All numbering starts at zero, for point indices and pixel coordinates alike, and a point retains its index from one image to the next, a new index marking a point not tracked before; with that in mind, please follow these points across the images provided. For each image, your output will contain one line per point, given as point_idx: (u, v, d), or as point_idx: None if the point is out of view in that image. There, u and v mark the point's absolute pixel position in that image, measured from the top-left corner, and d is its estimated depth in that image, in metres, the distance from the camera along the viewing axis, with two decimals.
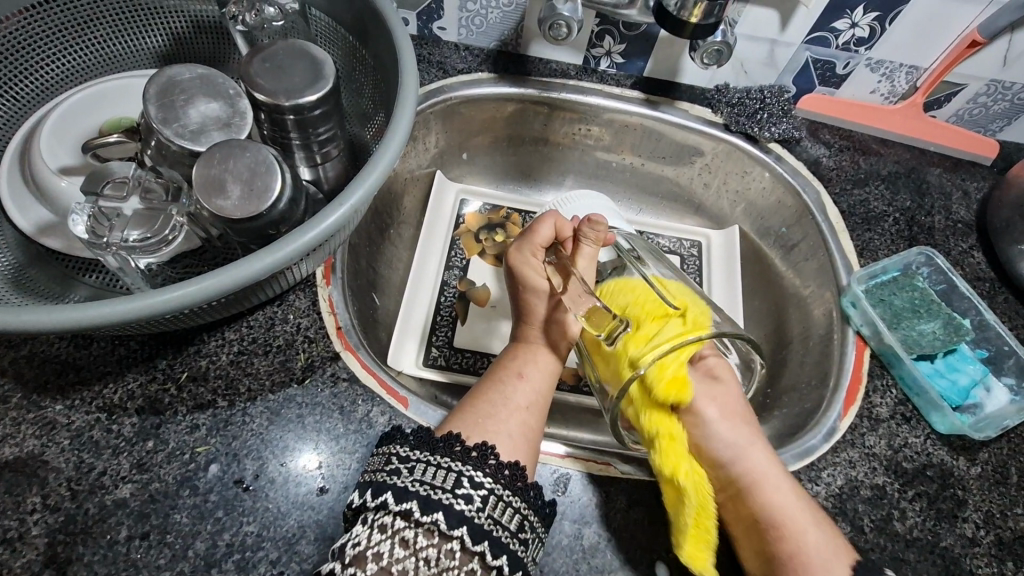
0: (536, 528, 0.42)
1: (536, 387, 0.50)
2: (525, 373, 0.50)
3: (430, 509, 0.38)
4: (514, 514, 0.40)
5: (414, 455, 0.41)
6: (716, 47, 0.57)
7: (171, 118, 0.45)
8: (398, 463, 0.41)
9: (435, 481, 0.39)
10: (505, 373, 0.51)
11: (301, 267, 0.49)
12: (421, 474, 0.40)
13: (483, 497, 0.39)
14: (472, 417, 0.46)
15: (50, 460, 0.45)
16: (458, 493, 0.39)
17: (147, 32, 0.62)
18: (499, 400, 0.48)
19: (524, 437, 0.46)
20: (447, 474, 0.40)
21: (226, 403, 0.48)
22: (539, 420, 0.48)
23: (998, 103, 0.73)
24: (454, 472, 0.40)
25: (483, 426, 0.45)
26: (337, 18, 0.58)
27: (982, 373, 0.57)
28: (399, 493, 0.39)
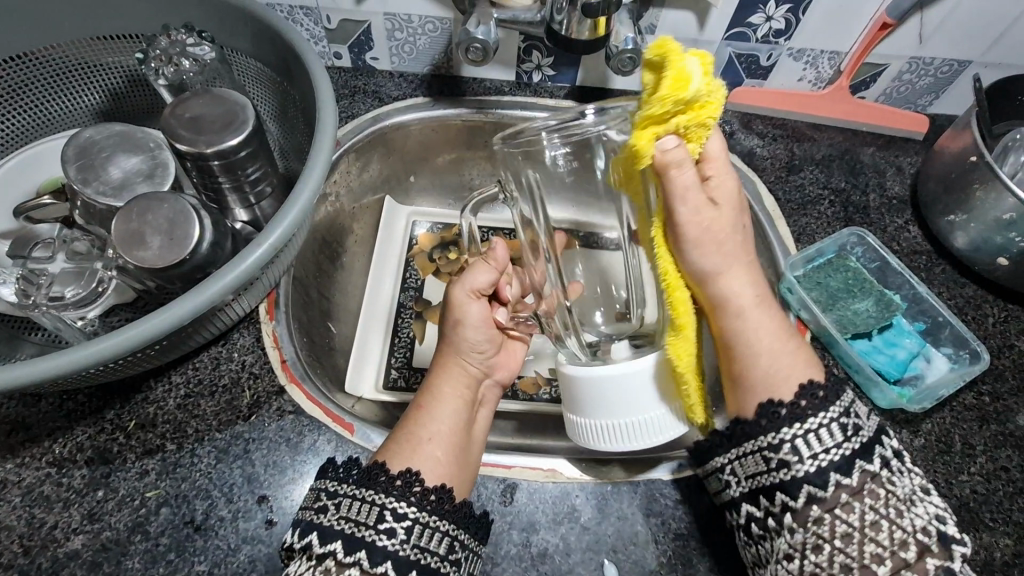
0: (469, 545, 0.43)
1: (453, 415, 0.49)
2: (432, 407, 0.49)
3: (354, 548, 0.39)
4: (442, 538, 0.41)
5: (342, 489, 0.42)
6: (629, 53, 0.58)
7: (92, 177, 0.47)
8: (326, 499, 0.42)
9: (359, 517, 0.40)
10: (421, 400, 0.50)
11: (237, 305, 0.51)
12: (346, 510, 0.41)
13: (406, 529, 0.41)
14: (397, 443, 0.46)
15: (3, 519, 0.46)
16: (380, 528, 0.40)
17: (82, 91, 0.63)
18: (413, 435, 0.46)
19: (450, 467, 0.45)
20: (370, 508, 0.41)
21: (174, 446, 0.49)
22: (460, 446, 0.47)
23: (922, 79, 0.75)
24: (376, 506, 0.41)
25: (406, 452, 0.45)
26: (263, 61, 0.60)
27: (919, 345, 0.58)
28: (323, 533, 0.40)
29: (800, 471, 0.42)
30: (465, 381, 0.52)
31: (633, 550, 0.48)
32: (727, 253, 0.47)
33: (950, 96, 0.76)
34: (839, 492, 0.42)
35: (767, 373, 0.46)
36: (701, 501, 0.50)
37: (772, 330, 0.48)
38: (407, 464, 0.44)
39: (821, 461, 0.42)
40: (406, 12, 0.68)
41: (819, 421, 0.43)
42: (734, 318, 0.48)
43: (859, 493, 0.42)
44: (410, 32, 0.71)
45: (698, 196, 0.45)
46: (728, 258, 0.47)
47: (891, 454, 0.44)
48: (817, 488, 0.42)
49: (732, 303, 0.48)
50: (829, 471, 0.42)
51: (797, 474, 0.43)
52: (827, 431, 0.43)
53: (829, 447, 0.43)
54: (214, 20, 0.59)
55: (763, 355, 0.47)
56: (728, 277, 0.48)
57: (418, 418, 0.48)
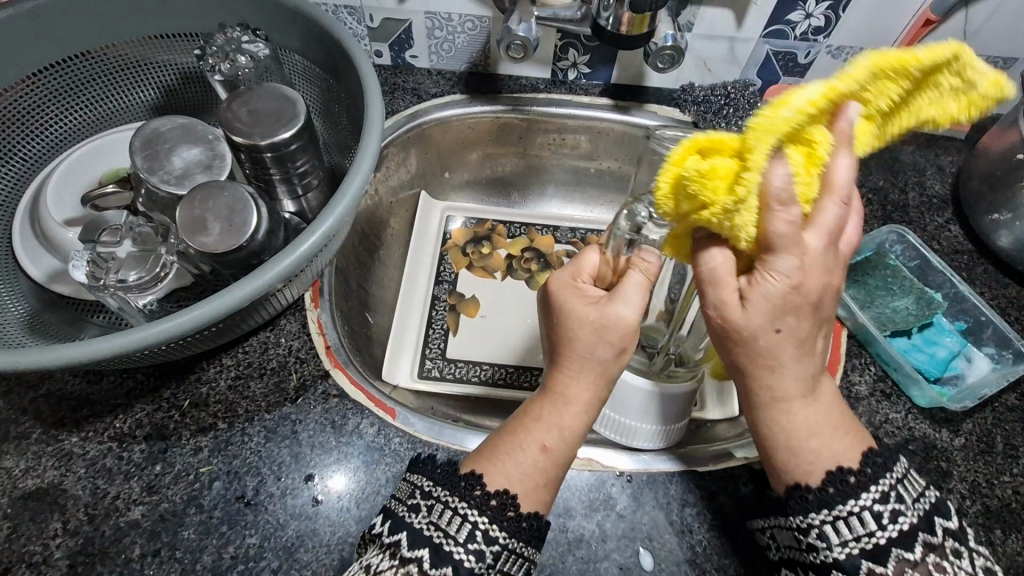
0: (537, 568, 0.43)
1: (585, 421, 0.44)
2: (544, 432, 0.43)
3: (439, 561, 0.38)
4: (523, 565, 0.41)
5: (437, 494, 0.41)
6: (669, 50, 0.59)
7: (157, 166, 0.50)
8: (419, 499, 0.41)
9: (449, 529, 0.40)
10: (521, 425, 0.44)
11: (287, 290, 0.53)
12: (436, 517, 0.40)
13: (494, 553, 0.40)
14: (490, 462, 0.43)
15: (69, 488, 0.48)
16: (470, 548, 0.39)
17: (139, 88, 0.67)
18: (535, 462, 0.43)
19: (555, 498, 0.44)
20: (461, 524, 0.40)
21: (226, 425, 0.52)
22: (567, 471, 0.45)
23: None
24: (468, 523, 0.40)
25: (503, 475, 0.42)
26: (311, 58, 0.62)
27: (960, 344, 0.58)
28: (412, 536, 0.39)
29: None
30: (595, 376, 0.43)
31: (668, 539, 0.50)
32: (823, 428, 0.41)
33: None
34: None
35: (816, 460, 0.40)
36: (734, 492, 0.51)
37: (823, 419, 0.41)
38: (501, 485, 0.42)
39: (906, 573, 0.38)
40: (446, 11, 0.70)
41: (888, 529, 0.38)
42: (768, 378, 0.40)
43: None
44: (450, 30, 0.72)
45: (717, 290, 0.38)
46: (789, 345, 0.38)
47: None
48: None
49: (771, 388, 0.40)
50: None
51: None
52: (901, 489, 0.39)
53: None
54: (266, 19, 0.61)
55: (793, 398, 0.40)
56: (774, 372, 0.40)
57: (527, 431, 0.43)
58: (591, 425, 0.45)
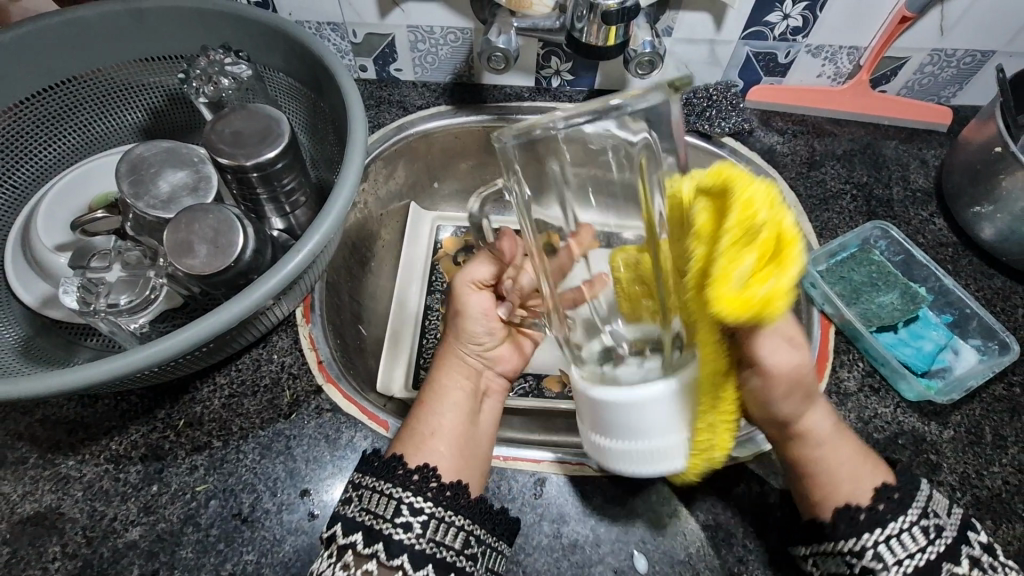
0: (487, 541, 0.46)
1: (460, 393, 0.54)
2: (439, 404, 0.52)
3: (371, 541, 0.42)
4: (459, 533, 0.44)
5: (364, 482, 0.45)
6: (648, 57, 0.60)
7: (144, 191, 0.51)
8: (351, 490, 0.45)
9: (379, 511, 0.43)
10: (425, 404, 0.53)
11: (278, 308, 0.54)
12: (366, 503, 0.44)
13: (422, 523, 0.43)
14: (414, 441, 0.49)
15: (67, 511, 0.49)
16: (397, 522, 0.43)
17: (126, 111, 0.68)
18: (424, 423, 0.51)
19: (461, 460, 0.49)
20: (390, 503, 0.44)
21: (220, 443, 0.52)
22: (467, 440, 0.51)
23: (945, 71, 0.74)
24: (395, 500, 0.44)
25: (424, 447, 0.49)
26: (295, 77, 0.63)
27: (946, 337, 0.58)
28: (346, 524, 0.44)
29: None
30: (467, 372, 0.56)
31: (662, 542, 0.50)
32: (829, 462, 0.46)
33: (975, 87, 0.76)
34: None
35: (854, 489, 0.45)
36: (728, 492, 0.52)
37: (847, 447, 0.47)
38: (421, 459, 0.48)
39: (906, 568, 0.42)
40: (428, 24, 0.71)
41: (899, 526, 0.43)
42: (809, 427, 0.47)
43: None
44: (432, 43, 0.73)
45: (748, 354, 0.42)
46: (799, 404, 0.45)
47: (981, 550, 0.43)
48: None
49: (807, 427, 0.47)
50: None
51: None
52: (902, 538, 0.42)
53: (901, 562, 0.42)
54: (249, 40, 0.62)
55: (828, 437, 0.47)
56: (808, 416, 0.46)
57: (427, 407, 0.52)
58: (472, 404, 0.54)
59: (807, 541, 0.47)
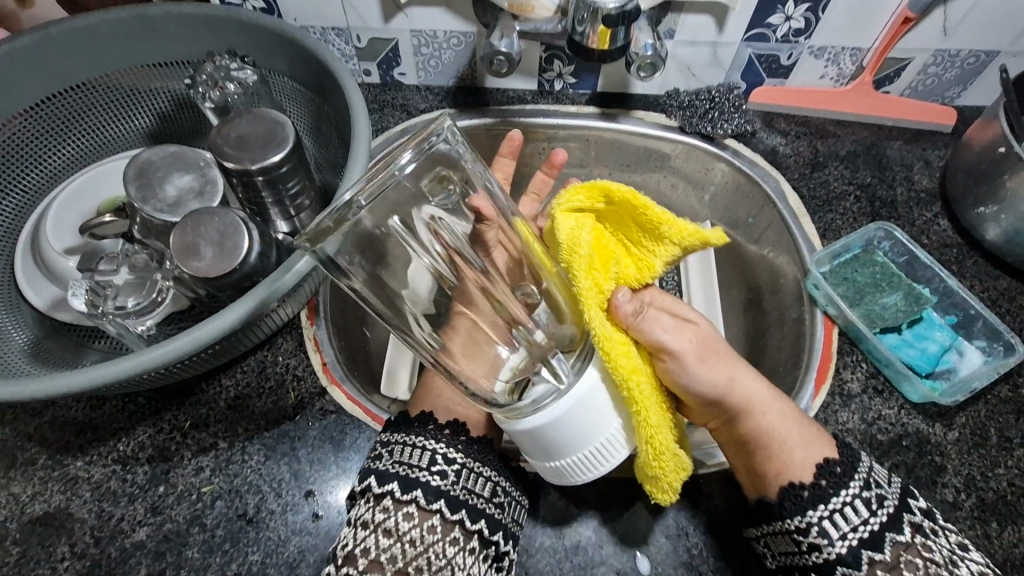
0: (510, 493, 0.50)
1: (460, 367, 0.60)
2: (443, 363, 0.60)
3: (409, 487, 0.46)
4: (486, 483, 0.49)
5: (394, 438, 0.49)
6: (650, 59, 0.60)
7: (151, 196, 0.51)
8: (381, 448, 0.49)
9: (411, 461, 0.47)
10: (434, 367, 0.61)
11: (282, 310, 0.54)
12: (399, 455, 0.48)
13: (455, 472, 0.48)
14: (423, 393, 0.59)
15: (75, 511, 0.50)
16: (433, 470, 0.47)
17: (134, 115, 0.68)
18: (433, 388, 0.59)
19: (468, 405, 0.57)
20: (421, 453, 0.48)
21: (226, 444, 0.53)
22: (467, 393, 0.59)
23: (948, 71, 0.74)
24: (427, 451, 0.48)
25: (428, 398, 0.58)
26: (299, 80, 0.64)
27: (951, 338, 0.58)
28: (381, 476, 0.47)
29: (832, 554, 0.45)
30: None
31: None
32: (798, 437, 0.50)
33: (979, 87, 0.75)
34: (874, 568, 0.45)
35: (797, 463, 0.49)
36: None
37: (798, 429, 0.50)
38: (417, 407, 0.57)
39: (851, 540, 0.45)
40: (431, 28, 0.72)
41: (842, 500, 0.46)
42: (761, 416, 0.51)
43: (898, 568, 0.44)
44: (435, 47, 0.74)
45: (668, 333, 0.49)
46: (722, 371, 0.51)
47: (921, 517, 0.46)
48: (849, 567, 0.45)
49: (755, 409, 0.51)
50: (862, 549, 0.44)
51: (832, 555, 0.45)
52: (846, 512, 0.45)
53: (854, 528, 0.45)
54: (254, 44, 0.63)
55: (788, 448, 0.49)
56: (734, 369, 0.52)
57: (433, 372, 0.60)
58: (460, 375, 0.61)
59: (756, 523, 0.49)
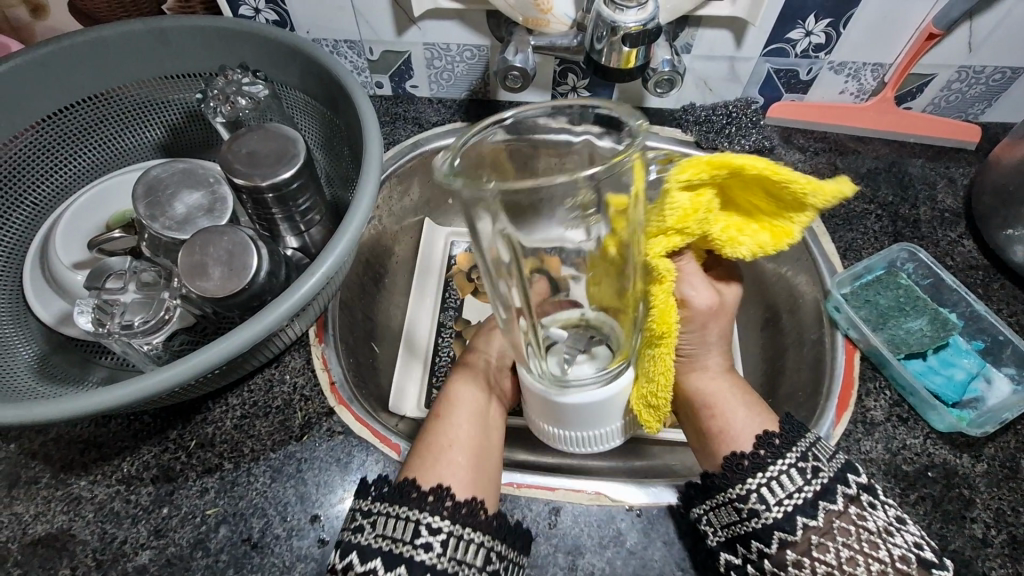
0: (505, 556, 0.46)
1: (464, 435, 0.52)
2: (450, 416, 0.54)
3: (393, 564, 0.42)
4: (479, 550, 0.44)
5: (376, 508, 0.45)
6: (667, 75, 0.59)
7: (160, 213, 0.51)
8: (361, 518, 0.45)
9: (395, 534, 0.43)
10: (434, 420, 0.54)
11: (291, 329, 0.53)
12: (381, 528, 0.44)
13: (442, 541, 0.43)
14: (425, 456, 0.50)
15: (77, 533, 0.49)
16: (417, 543, 0.43)
17: (145, 128, 0.68)
18: (441, 447, 0.51)
19: (478, 471, 0.50)
20: (406, 525, 0.44)
21: (231, 466, 0.52)
22: (484, 449, 0.52)
23: (973, 88, 0.72)
24: (411, 522, 0.44)
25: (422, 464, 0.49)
26: (312, 95, 0.63)
27: (979, 365, 0.56)
28: (363, 552, 0.43)
29: (770, 520, 0.43)
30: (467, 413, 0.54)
31: None
32: (742, 407, 0.51)
33: (1004, 104, 0.74)
34: (809, 534, 0.43)
35: (739, 430, 0.49)
36: None
37: (750, 405, 0.51)
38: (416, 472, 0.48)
39: (788, 506, 0.43)
40: (445, 41, 0.71)
41: (780, 468, 0.45)
42: (692, 373, 0.54)
43: (830, 534, 0.42)
44: (448, 60, 0.73)
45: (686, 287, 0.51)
46: (710, 339, 0.54)
47: (857, 488, 0.44)
48: (787, 532, 0.43)
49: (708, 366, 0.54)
50: (796, 515, 0.43)
51: (768, 522, 0.43)
52: (785, 478, 0.44)
53: (798, 489, 0.43)
54: (267, 58, 0.62)
55: (732, 421, 0.50)
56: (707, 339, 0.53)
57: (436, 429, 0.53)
58: (483, 419, 0.55)
59: (701, 501, 0.47)
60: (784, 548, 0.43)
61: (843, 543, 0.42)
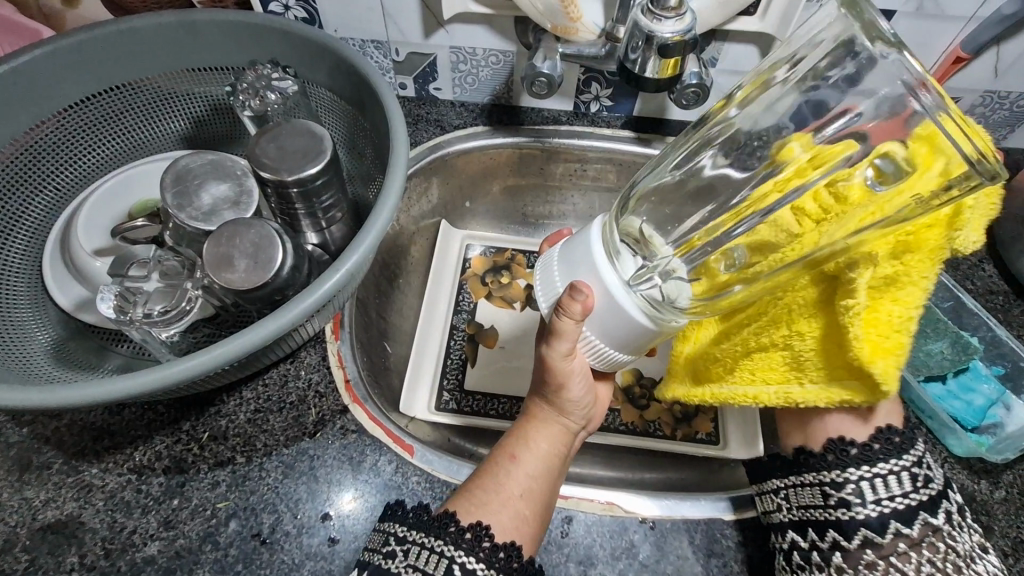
0: None
1: (530, 475, 0.49)
2: (523, 455, 0.50)
3: None
4: None
5: (410, 536, 0.42)
6: (693, 88, 0.59)
7: (186, 203, 0.51)
8: (394, 545, 0.42)
9: (426, 567, 0.40)
10: (500, 453, 0.50)
11: (309, 325, 0.53)
12: (413, 558, 0.41)
13: None
14: (472, 494, 0.46)
15: (87, 520, 0.48)
16: None
17: (170, 118, 0.68)
18: (498, 486, 0.47)
19: (523, 524, 0.46)
20: (438, 560, 0.41)
21: (244, 459, 0.51)
22: (541, 501, 0.48)
23: (996, 113, 0.72)
24: (444, 559, 0.41)
25: (477, 505, 0.45)
26: (338, 93, 0.63)
27: (999, 391, 0.55)
28: None
29: (861, 514, 0.42)
30: (543, 455, 0.51)
31: None
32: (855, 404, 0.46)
33: None
34: (896, 542, 0.41)
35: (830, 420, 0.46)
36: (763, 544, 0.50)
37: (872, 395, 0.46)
38: (475, 515, 0.44)
39: (885, 507, 0.42)
40: (471, 45, 0.71)
41: (889, 468, 0.42)
42: None
43: (919, 546, 0.41)
44: (473, 64, 0.73)
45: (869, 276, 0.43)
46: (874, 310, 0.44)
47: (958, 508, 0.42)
48: (874, 531, 0.41)
49: None
50: (892, 518, 0.41)
51: (858, 517, 0.42)
52: (893, 479, 0.42)
53: (901, 495, 0.42)
54: (295, 54, 0.62)
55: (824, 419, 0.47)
56: None
57: (506, 463, 0.49)
58: (553, 472, 0.50)
59: (785, 473, 0.47)
60: (865, 547, 0.42)
61: (930, 559, 0.40)
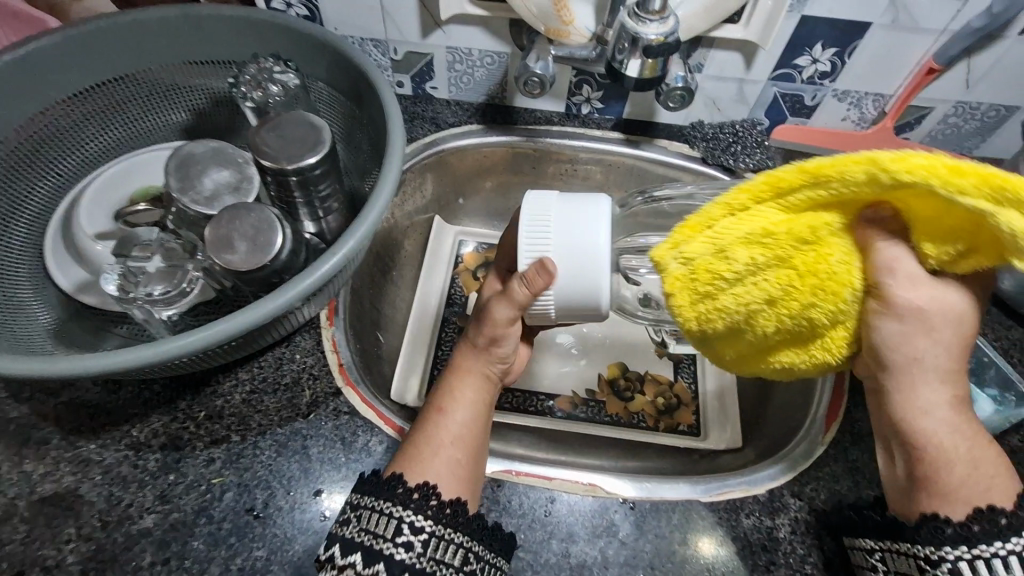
0: (484, 558, 0.45)
1: (463, 423, 0.51)
2: (452, 406, 0.51)
3: (372, 559, 0.42)
4: (457, 550, 0.44)
5: (363, 502, 0.45)
6: (679, 91, 0.61)
7: (188, 187, 0.53)
8: (349, 512, 0.45)
9: (378, 530, 0.43)
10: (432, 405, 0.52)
11: (305, 309, 0.55)
12: (366, 523, 0.44)
13: (423, 541, 0.43)
14: (413, 456, 0.48)
15: (84, 494, 0.50)
16: (398, 542, 0.43)
17: (171, 109, 0.70)
18: (433, 439, 0.49)
19: (463, 471, 0.48)
20: (388, 521, 0.44)
21: (239, 438, 0.53)
22: (479, 444, 0.51)
23: (968, 123, 0.76)
24: (394, 519, 0.44)
25: (420, 467, 0.47)
26: (336, 88, 0.65)
27: None
28: (345, 545, 0.43)
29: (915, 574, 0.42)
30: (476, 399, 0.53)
31: (669, 567, 0.50)
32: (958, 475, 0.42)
33: (997, 140, 0.77)
34: None
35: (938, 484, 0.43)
36: (739, 525, 0.52)
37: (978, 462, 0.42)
38: (420, 477, 0.46)
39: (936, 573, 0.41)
40: (467, 46, 0.73)
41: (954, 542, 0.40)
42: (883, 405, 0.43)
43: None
44: (468, 65, 0.76)
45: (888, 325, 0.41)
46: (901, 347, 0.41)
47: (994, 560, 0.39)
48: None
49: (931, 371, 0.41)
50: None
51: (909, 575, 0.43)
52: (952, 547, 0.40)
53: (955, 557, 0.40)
54: (297, 49, 0.64)
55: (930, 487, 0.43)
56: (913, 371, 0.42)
57: (438, 414, 0.51)
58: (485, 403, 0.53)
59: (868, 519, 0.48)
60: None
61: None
